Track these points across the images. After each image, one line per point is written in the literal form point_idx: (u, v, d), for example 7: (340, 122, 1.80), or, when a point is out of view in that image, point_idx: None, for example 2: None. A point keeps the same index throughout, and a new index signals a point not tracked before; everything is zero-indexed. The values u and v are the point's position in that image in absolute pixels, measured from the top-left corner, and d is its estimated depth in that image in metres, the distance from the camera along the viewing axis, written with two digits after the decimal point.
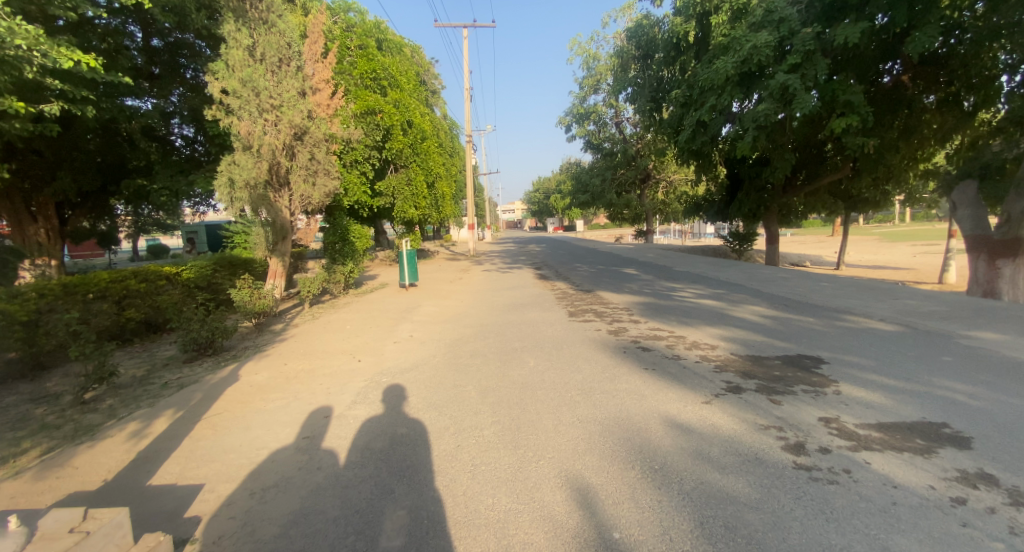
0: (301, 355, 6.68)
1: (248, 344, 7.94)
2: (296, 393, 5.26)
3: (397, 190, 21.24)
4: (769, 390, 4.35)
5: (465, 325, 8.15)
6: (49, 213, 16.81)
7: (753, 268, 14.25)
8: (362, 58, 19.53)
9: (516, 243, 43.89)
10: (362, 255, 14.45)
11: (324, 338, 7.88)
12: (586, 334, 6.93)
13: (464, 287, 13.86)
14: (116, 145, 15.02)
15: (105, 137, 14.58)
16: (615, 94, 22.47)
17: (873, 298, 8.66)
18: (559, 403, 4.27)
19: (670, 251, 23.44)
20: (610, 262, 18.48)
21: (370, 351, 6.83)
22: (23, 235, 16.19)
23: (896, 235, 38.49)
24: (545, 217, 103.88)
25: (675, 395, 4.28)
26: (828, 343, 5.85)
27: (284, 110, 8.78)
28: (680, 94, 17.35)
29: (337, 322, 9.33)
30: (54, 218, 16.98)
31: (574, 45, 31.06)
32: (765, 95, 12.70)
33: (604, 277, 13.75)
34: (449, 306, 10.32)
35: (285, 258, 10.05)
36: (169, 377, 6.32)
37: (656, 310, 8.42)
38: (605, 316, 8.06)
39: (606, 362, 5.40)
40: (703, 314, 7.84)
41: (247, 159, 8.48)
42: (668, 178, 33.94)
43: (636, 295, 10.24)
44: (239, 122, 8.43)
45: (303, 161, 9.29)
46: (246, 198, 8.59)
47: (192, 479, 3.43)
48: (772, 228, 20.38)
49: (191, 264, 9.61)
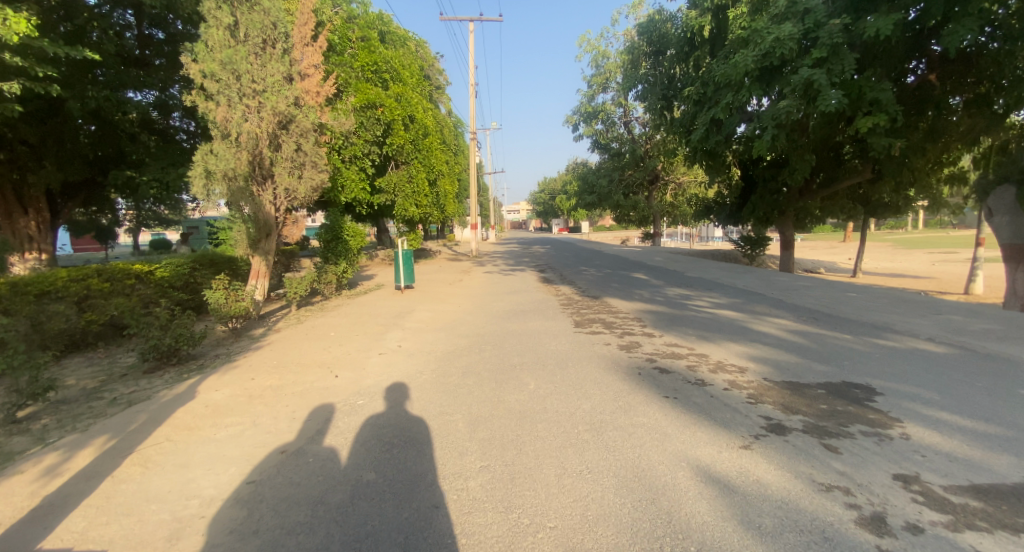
0: (272, 368, 5.93)
1: (219, 352, 7.21)
2: (255, 417, 4.51)
3: (398, 188, 20.50)
4: (821, 432, 3.56)
5: (459, 335, 7.39)
6: (41, 205, 16.23)
7: (769, 275, 13.45)
8: (363, 50, 18.81)
9: (520, 244, 43.21)
10: (358, 255, 13.70)
11: (304, 346, 7.13)
12: (594, 349, 6.16)
13: (463, 290, 13.11)
14: (112, 137, 14.63)
15: (100, 128, 14.19)
16: (625, 91, 21.70)
17: (912, 312, 7.82)
18: (564, 445, 3.49)
19: (679, 255, 22.60)
20: (616, 266, 17.70)
21: (351, 364, 6.07)
22: (13, 227, 15.71)
23: (910, 241, 37.60)
24: (550, 218, 103.28)
25: (705, 437, 3.50)
26: (877, 368, 5.04)
27: (267, 96, 8.02)
28: (693, 91, 16.58)
29: (319, 328, 8.57)
30: (45, 209, 16.36)
31: (584, 42, 30.65)
32: (787, 92, 11.88)
33: (611, 282, 12.97)
34: (444, 312, 9.57)
35: (268, 257, 9.30)
36: (118, 393, 5.59)
37: (671, 321, 7.63)
38: (615, 327, 7.29)
39: (618, 387, 4.62)
40: (724, 327, 7.04)
41: (225, 148, 7.76)
42: (677, 179, 33.19)
43: (647, 303, 9.45)
44: (216, 107, 7.70)
45: (288, 153, 8.53)
46: (223, 189, 7.93)
47: (94, 542, 2.67)
48: (787, 232, 19.56)
49: (165, 262, 8.93)
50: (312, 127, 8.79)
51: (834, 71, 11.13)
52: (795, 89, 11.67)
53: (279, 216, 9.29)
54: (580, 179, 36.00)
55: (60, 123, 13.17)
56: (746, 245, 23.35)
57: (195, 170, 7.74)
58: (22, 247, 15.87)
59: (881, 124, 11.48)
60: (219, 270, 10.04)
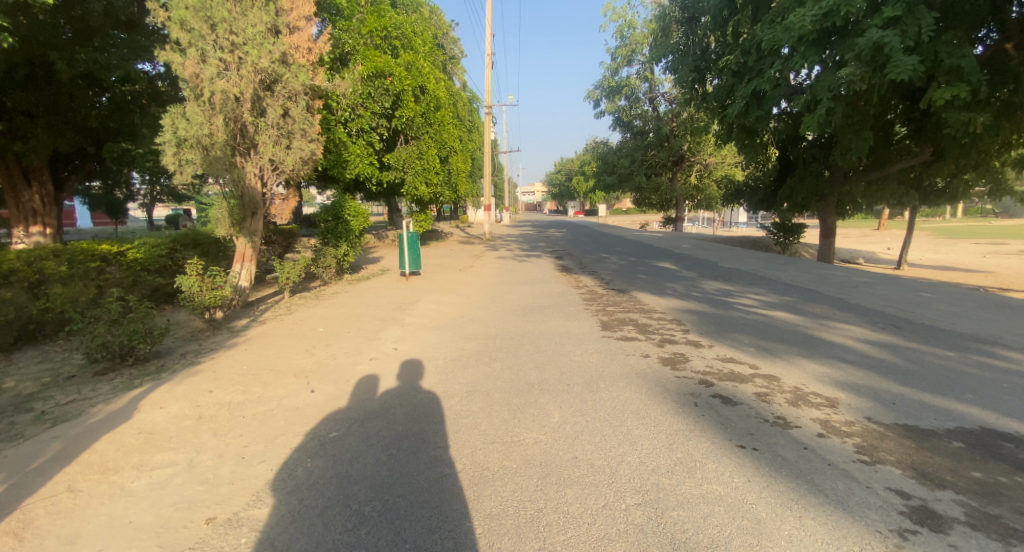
0: (237, 376, 4.85)
1: (188, 350, 6.18)
2: (196, 452, 3.42)
3: (408, 164, 19.33)
4: (997, 526, 2.34)
5: (468, 338, 6.28)
6: (45, 178, 15.55)
7: (815, 267, 12.19)
8: (372, 15, 17.58)
9: (535, 227, 41.87)
10: (362, 237, 12.58)
11: (285, 345, 6.05)
12: (630, 363, 4.95)
13: (474, 277, 11.98)
14: (127, 110, 14.04)
15: (113, 101, 13.69)
16: (654, 62, 20.31)
17: (1011, 319, 6.51)
18: (613, 540, 2.33)
19: (706, 242, 21.24)
20: (640, 253, 16.44)
21: (334, 374, 5.00)
22: (17, 201, 15.18)
23: (951, 231, 35.38)
24: (566, 200, 101.43)
25: (822, 533, 2.32)
26: (1017, 404, 3.81)
27: (247, 50, 6.87)
28: (733, 61, 15.69)
29: (308, 320, 7.51)
30: (49, 183, 15.64)
31: (609, 11, 28.82)
32: (849, 58, 10.51)
33: (638, 272, 11.77)
34: (452, 305, 8.48)
35: (254, 239, 8.23)
36: (52, 404, 4.54)
37: (717, 324, 6.43)
38: (651, 331, 6.10)
39: (672, 429, 3.44)
40: (787, 335, 5.81)
41: (197, 111, 6.66)
42: (704, 160, 31.44)
43: (683, 299, 8.23)
44: (184, 61, 6.58)
45: (273, 117, 7.37)
46: (197, 159, 6.81)
47: None
48: (828, 220, 18.15)
49: (140, 241, 7.96)
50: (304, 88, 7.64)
51: (908, 33, 9.70)
52: (860, 54, 10.24)
53: (267, 192, 8.21)
54: (599, 159, 34.46)
55: (60, 93, 12.49)
56: (779, 232, 21.88)
57: (164, 137, 6.68)
58: (26, 222, 15.26)
59: (961, 96, 9.99)
60: (204, 251, 9.05)
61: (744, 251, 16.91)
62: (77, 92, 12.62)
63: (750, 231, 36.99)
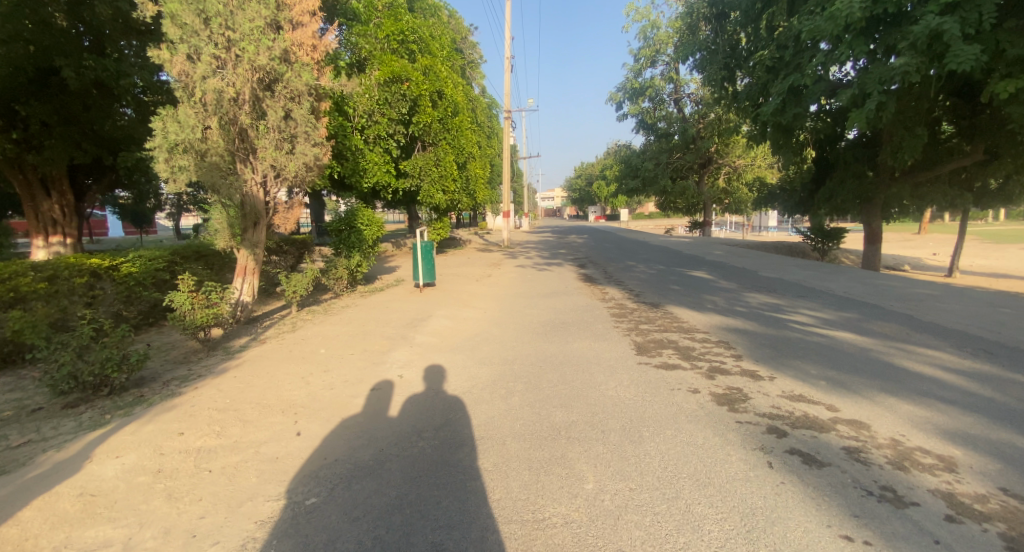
0: (216, 413, 4.19)
1: (175, 375, 5.61)
2: (137, 525, 2.72)
3: (425, 171, 18.83)
4: None
5: (484, 363, 5.52)
6: (65, 188, 15.40)
7: (866, 277, 11.13)
8: (389, 18, 17.15)
9: (557, 233, 41.10)
10: (376, 246, 11.97)
11: (279, 370, 5.39)
12: (678, 402, 4.12)
13: (493, 289, 11.24)
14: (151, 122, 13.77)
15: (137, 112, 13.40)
16: (680, 60, 19.57)
17: None
18: None
19: (739, 248, 20.15)
20: (669, 261, 15.52)
21: (327, 411, 4.29)
22: (38, 210, 15.17)
23: (1001, 234, 33.12)
24: (587, 205, 100.28)
25: None
26: None
27: (242, 46, 6.29)
28: (767, 56, 14.84)
29: (311, 338, 6.87)
30: (69, 192, 15.54)
31: (632, 11, 28.05)
32: (901, 48, 9.49)
33: (670, 283, 10.88)
34: (467, 321, 7.75)
35: (257, 251, 7.63)
36: (4, 445, 3.98)
37: (773, 348, 5.56)
38: (697, 359, 5.25)
39: (747, 507, 2.60)
40: (860, 363, 4.90)
41: (189, 112, 6.09)
42: (732, 163, 30.20)
43: (726, 316, 7.35)
44: (174, 58, 6.05)
45: (274, 120, 6.74)
46: (190, 164, 6.23)
47: None
48: (874, 223, 16.92)
49: (135, 254, 7.49)
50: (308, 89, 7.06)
51: (968, 20, 8.61)
52: (914, 42, 9.24)
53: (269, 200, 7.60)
54: (622, 163, 33.43)
55: (76, 101, 12.33)
56: (817, 237, 20.78)
57: (156, 142, 6.14)
58: (46, 232, 15.24)
59: None
60: (207, 265, 8.56)
61: (782, 258, 15.83)
62: (92, 101, 12.46)
63: (781, 236, 35.47)
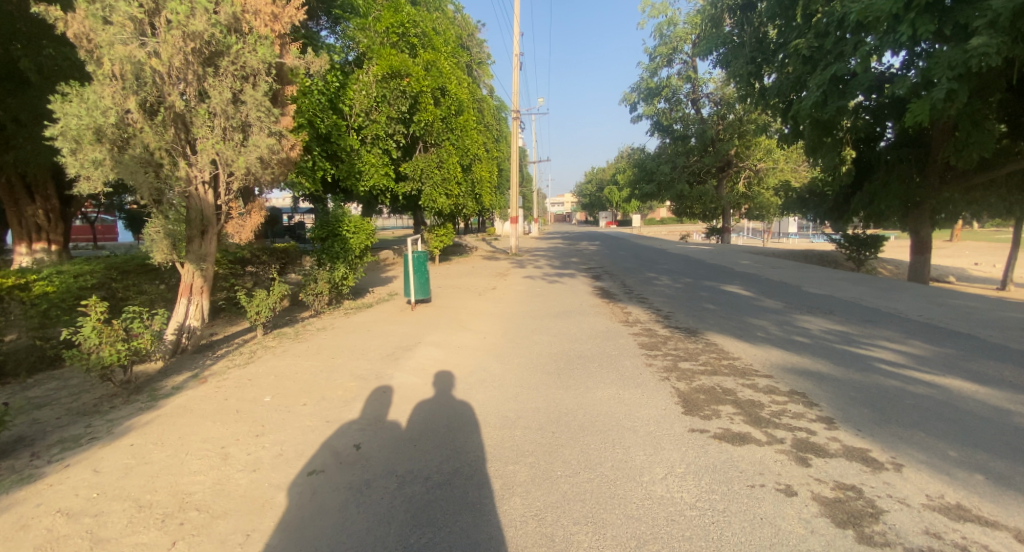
0: (60, 524, 2.77)
1: (66, 436, 4.21)
2: None
3: (426, 174, 17.51)
4: None
5: (475, 425, 4.04)
6: (48, 191, 14.05)
7: (936, 295, 9.58)
8: (388, 10, 15.79)
9: (567, 239, 39.70)
10: (366, 255, 10.48)
11: (196, 433, 3.97)
12: (771, 519, 2.62)
13: (496, 306, 9.84)
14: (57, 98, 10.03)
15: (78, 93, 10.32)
16: (702, 56, 18.08)
17: None
18: None
19: (768, 258, 18.52)
20: (693, 272, 14.01)
21: (230, 519, 2.85)
22: (21, 214, 13.98)
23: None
24: (598, 211, 98.69)
25: None
26: None
27: (172, 7, 4.87)
28: (804, 44, 13.26)
29: (263, 375, 5.44)
30: (54, 197, 14.24)
31: (648, 7, 26.63)
32: (980, 25, 8.06)
33: (703, 300, 9.39)
34: (460, 353, 6.30)
35: (203, 268, 6.07)
36: None
37: (872, 407, 4.07)
38: (778, 430, 3.72)
39: None
40: (1011, 443, 3.43)
41: (102, 91, 4.73)
42: (753, 166, 28.59)
43: (787, 352, 5.86)
44: (79, 23, 4.72)
45: (218, 102, 5.31)
46: (106, 157, 4.84)
47: None
48: (923, 232, 15.35)
49: (56, 270, 6.15)
50: (267, 67, 5.71)
51: None
52: (1000, 16, 7.71)
53: (223, 203, 6.11)
54: (635, 166, 31.88)
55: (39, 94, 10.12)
56: (852, 245, 19.32)
57: (60, 129, 4.79)
58: (29, 238, 14.13)
59: None
60: (145, 283, 7.12)
61: (821, 271, 14.25)
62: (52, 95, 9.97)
63: (802, 243, 33.69)
